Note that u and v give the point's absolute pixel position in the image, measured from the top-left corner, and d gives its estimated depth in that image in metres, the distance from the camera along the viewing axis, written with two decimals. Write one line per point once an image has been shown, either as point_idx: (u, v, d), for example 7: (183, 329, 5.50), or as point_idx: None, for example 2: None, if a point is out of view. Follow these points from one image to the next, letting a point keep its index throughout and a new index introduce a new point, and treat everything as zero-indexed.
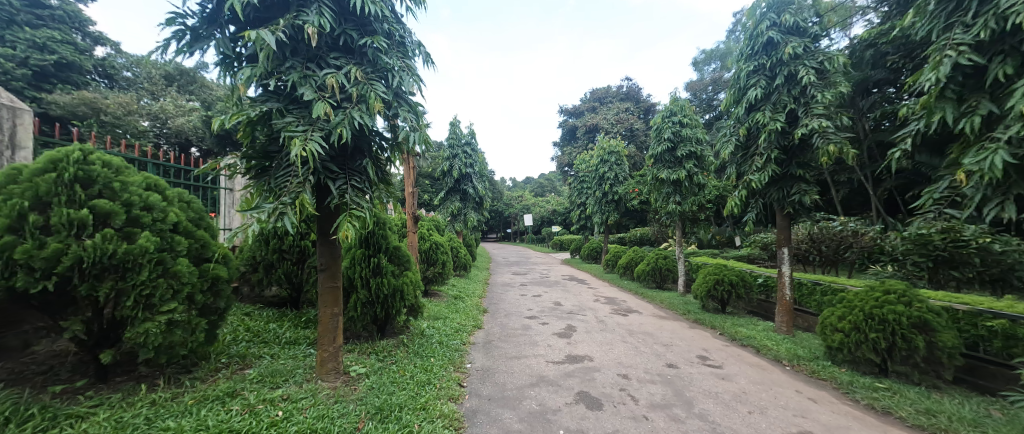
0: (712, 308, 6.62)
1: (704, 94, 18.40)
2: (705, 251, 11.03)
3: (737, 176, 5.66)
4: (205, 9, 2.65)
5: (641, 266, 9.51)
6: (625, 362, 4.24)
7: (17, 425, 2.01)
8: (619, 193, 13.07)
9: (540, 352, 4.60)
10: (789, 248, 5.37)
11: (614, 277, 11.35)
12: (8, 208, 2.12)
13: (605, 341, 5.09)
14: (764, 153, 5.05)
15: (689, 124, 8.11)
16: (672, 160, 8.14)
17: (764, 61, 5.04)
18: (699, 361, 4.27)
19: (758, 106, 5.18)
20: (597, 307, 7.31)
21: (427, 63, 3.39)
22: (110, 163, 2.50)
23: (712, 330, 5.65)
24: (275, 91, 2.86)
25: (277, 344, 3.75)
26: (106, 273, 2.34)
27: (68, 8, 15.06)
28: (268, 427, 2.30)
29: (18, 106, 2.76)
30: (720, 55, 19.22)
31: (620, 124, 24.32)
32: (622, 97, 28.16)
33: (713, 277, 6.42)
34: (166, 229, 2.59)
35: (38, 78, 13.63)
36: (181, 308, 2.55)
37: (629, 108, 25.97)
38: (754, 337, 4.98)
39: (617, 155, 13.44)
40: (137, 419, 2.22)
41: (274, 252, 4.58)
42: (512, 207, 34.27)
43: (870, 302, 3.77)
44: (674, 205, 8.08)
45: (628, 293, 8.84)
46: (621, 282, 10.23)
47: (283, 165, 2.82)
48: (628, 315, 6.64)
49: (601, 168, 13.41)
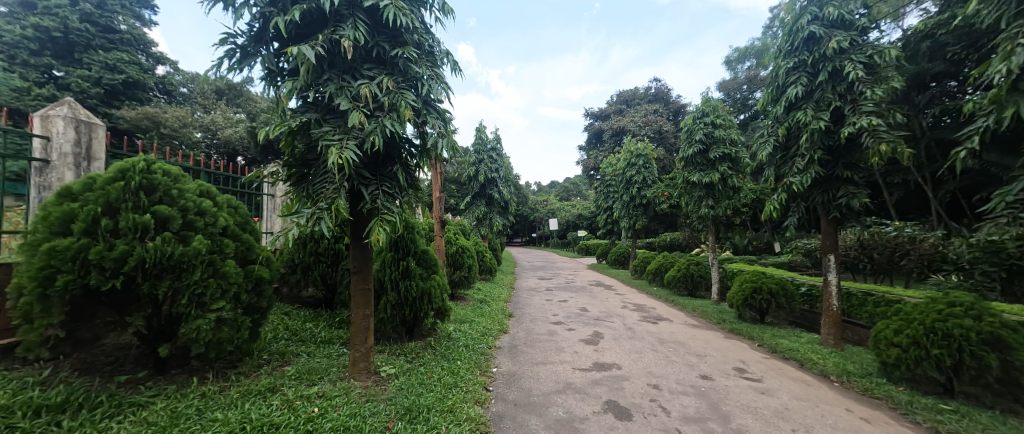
0: (750, 318, 6.35)
1: (738, 93, 17.89)
2: (740, 258, 10.58)
3: (775, 179, 5.44)
4: (253, 28, 2.85)
5: (671, 272, 9.26)
6: (656, 371, 4.14)
7: (88, 411, 2.22)
8: (647, 196, 12.82)
9: (567, 359, 4.58)
10: (835, 255, 5.09)
11: (642, 283, 11.13)
12: (84, 213, 2.35)
13: (634, 349, 4.98)
14: (806, 154, 4.82)
15: (722, 125, 7.88)
16: (704, 162, 7.90)
17: (805, 57, 4.83)
18: (736, 374, 4.11)
19: (800, 105, 4.96)
20: (624, 314, 7.18)
21: (456, 70, 3.49)
22: (170, 172, 2.73)
23: (749, 341, 5.42)
24: (313, 102, 3.02)
25: (313, 343, 3.94)
26: (164, 272, 2.54)
27: (136, 32, 16.70)
28: (305, 422, 2.41)
29: (95, 122, 3.04)
30: (754, 52, 18.48)
31: (649, 126, 23.89)
32: (651, 99, 27.91)
33: (751, 286, 6.16)
34: (216, 232, 2.79)
35: (109, 96, 15.06)
36: (229, 307, 2.74)
37: (658, 109, 25.48)
38: (797, 350, 4.73)
39: (645, 158, 13.20)
40: (189, 409, 2.40)
41: (310, 254, 4.82)
42: (538, 211, 34.32)
43: (930, 314, 3.52)
44: (706, 209, 7.81)
45: (658, 301, 8.61)
46: (651, 289, 9.97)
47: (321, 172, 2.98)
48: (658, 323, 6.48)
49: (628, 171, 13.20)
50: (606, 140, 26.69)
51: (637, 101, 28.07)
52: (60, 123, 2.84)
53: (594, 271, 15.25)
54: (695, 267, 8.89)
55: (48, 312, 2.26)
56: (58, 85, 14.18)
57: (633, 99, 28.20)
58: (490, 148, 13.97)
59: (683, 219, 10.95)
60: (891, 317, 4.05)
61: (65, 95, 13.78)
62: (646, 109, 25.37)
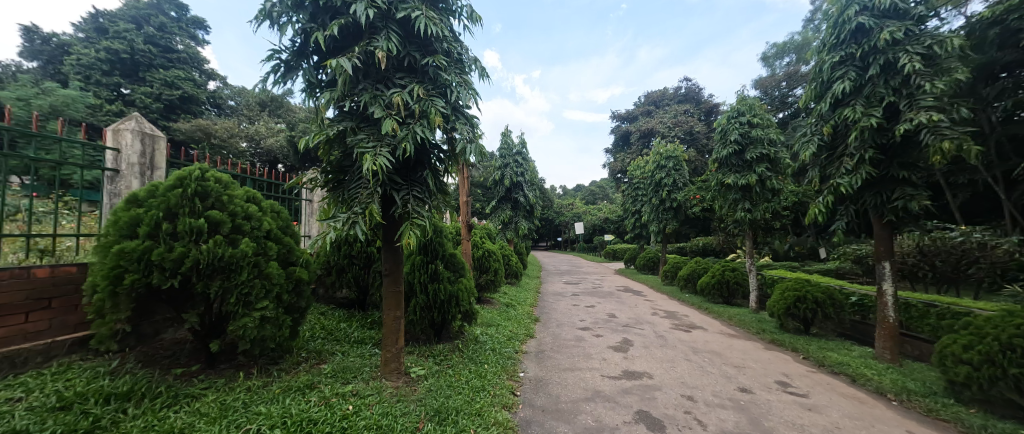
0: (793, 329, 6.03)
1: (776, 90, 17.08)
2: (781, 264, 10.08)
3: (820, 181, 5.17)
4: (295, 43, 3.02)
5: (704, 279, 8.95)
6: (691, 382, 4.02)
7: (150, 400, 2.41)
8: (677, 200, 12.48)
9: (595, 366, 4.52)
10: (891, 262, 4.77)
11: (673, 289, 10.82)
12: (149, 218, 2.56)
13: (666, 358, 4.85)
14: (856, 153, 4.55)
15: (759, 124, 7.57)
16: (739, 163, 7.61)
17: (853, 50, 4.57)
18: (778, 387, 3.92)
19: (847, 101, 4.70)
20: (656, 322, 7.00)
21: (484, 76, 3.56)
22: (221, 179, 2.94)
23: (793, 353, 5.15)
24: (349, 111, 3.16)
25: (347, 343, 4.10)
26: (216, 273, 2.72)
27: (191, 51, 18.22)
28: (341, 419, 2.51)
29: (158, 134, 3.30)
30: (794, 46, 17.62)
31: (679, 127, 23.29)
32: (681, 99, 27.22)
33: (793, 294, 5.86)
34: (261, 236, 2.97)
35: (167, 110, 16.35)
36: (271, 306, 2.89)
37: (689, 109, 24.76)
38: (847, 364, 4.45)
39: (676, 160, 12.89)
40: (237, 403, 2.55)
41: (344, 257, 5.03)
42: (564, 215, 34.14)
43: (1007, 330, 3.22)
44: (742, 212, 7.51)
45: (691, 308, 8.34)
46: (683, 296, 9.68)
47: (356, 178, 3.11)
48: (691, 331, 6.29)
49: (657, 174, 12.92)
50: (634, 142, 26.22)
51: (666, 102, 27.46)
52: (128, 136, 3.11)
53: (622, 276, 14.98)
54: (730, 274, 8.55)
55: (117, 308, 2.48)
56: (124, 101, 15.51)
57: (663, 100, 27.59)
58: (516, 152, 14.08)
59: (717, 223, 10.57)
60: (959, 331, 3.75)
61: (131, 110, 15.11)
62: (676, 110, 24.73)
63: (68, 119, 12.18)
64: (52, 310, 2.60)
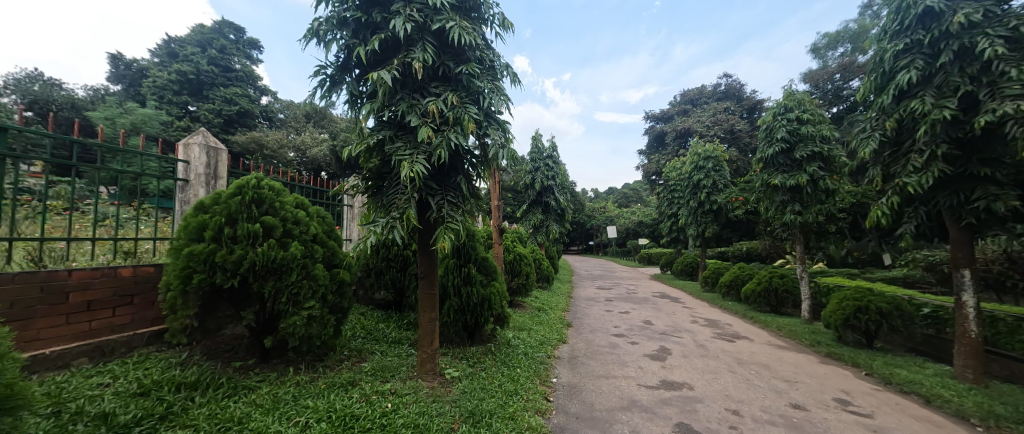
0: (853, 342, 5.62)
1: (829, 83, 16.00)
2: (836, 271, 9.42)
3: (882, 181, 4.82)
4: (339, 58, 3.22)
5: (749, 286, 8.53)
6: (735, 395, 3.85)
7: (214, 390, 2.63)
8: (718, 202, 11.99)
9: (631, 374, 4.43)
10: (972, 270, 4.38)
11: (714, 296, 10.38)
12: (213, 224, 2.81)
13: (708, 369, 4.67)
14: (926, 149, 4.19)
15: (809, 120, 7.15)
16: (787, 163, 7.21)
17: (920, 37, 4.24)
18: (837, 406, 3.67)
19: (915, 92, 4.36)
20: (696, 330, 6.75)
21: (515, 82, 3.61)
22: (274, 187, 3.17)
23: (854, 369, 4.80)
24: (388, 121, 3.31)
25: (385, 342, 4.27)
26: (269, 274, 2.93)
27: (247, 70, 19.73)
28: (380, 416, 2.62)
29: (220, 147, 3.61)
30: (850, 35, 16.43)
31: (719, 126, 22.41)
32: (720, 96, 26.19)
33: (853, 305, 5.47)
34: (308, 239, 3.17)
35: (227, 124, 17.78)
36: (317, 306, 3.07)
37: (730, 106, 23.75)
38: (919, 383, 4.09)
39: (715, 160, 12.42)
40: (288, 396, 2.73)
41: (382, 259, 5.25)
42: (596, 218, 33.69)
43: None
44: (791, 215, 7.10)
45: (734, 316, 7.98)
46: (725, 303, 9.27)
47: (394, 184, 3.25)
48: (735, 341, 6.02)
49: (696, 175, 12.48)
50: (670, 143, 25.44)
51: (704, 100, 26.53)
52: (196, 149, 3.42)
53: (658, 282, 14.56)
54: (778, 280, 8.10)
55: (186, 305, 2.73)
56: (191, 117, 17.03)
57: (700, 98, 26.71)
58: (547, 156, 14.11)
59: (762, 226, 10.05)
60: None
61: (197, 126, 16.57)
62: (715, 108, 23.81)
63: (144, 135, 13.55)
64: (133, 306, 2.90)
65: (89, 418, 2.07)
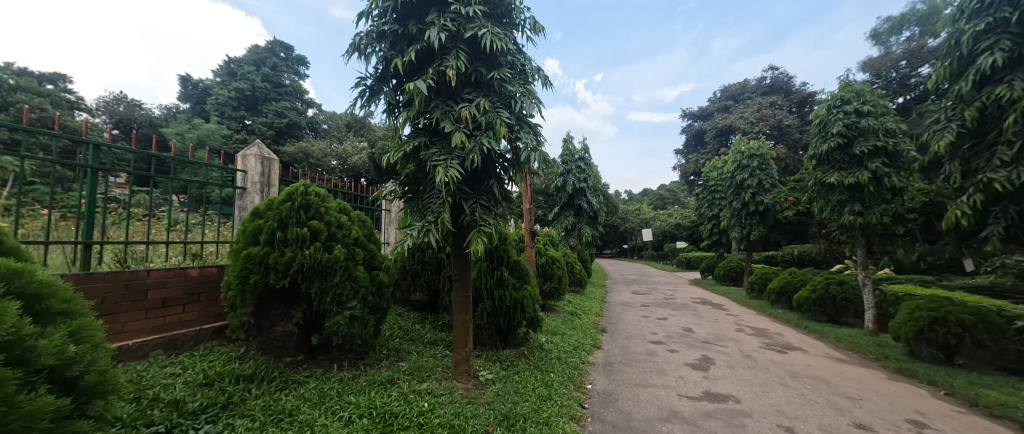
0: (929, 357, 5.13)
1: (893, 71, 14.73)
2: (904, 278, 8.63)
3: (961, 177, 4.42)
4: (378, 70, 3.39)
5: (801, 293, 8.02)
6: (788, 411, 3.64)
7: (267, 383, 2.82)
8: (764, 203, 11.40)
9: (671, 384, 4.30)
10: None
11: (761, 304, 9.85)
12: (266, 228, 3.04)
13: (757, 381, 4.45)
14: (1015, 140, 3.79)
15: (870, 113, 6.65)
16: (845, 159, 6.74)
17: (1005, 15, 3.85)
18: (908, 427, 3.38)
19: (999, 77, 3.95)
20: (743, 339, 6.44)
21: (547, 85, 3.64)
22: (320, 193, 3.37)
23: (930, 387, 4.38)
24: (423, 128, 3.43)
25: (421, 343, 4.40)
26: (315, 275, 3.12)
27: (296, 84, 21.05)
28: (417, 415, 2.72)
29: (272, 157, 3.89)
30: (917, 17, 15.02)
31: (765, 122, 21.31)
32: (766, 91, 24.97)
33: (928, 315, 5.02)
34: (351, 242, 3.34)
35: (278, 135, 19.03)
36: (358, 306, 3.22)
37: (776, 101, 22.52)
38: (1012, 407, 3.68)
39: (761, 158, 11.87)
40: (332, 391, 2.88)
41: (418, 262, 5.44)
42: (631, 221, 32.95)
43: None
44: (850, 216, 6.62)
45: (785, 326, 7.54)
46: (773, 311, 8.78)
47: (429, 190, 3.37)
48: (786, 353, 5.69)
49: (739, 175, 11.97)
50: (710, 142, 24.55)
51: (748, 95, 25.37)
52: (252, 160, 3.71)
53: (698, 287, 14.01)
54: (836, 288, 7.55)
55: (244, 303, 2.96)
56: (246, 130, 18.41)
57: (743, 94, 25.68)
58: (578, 158, 13.99)
59: (817, 228, 9.43)
60: None
61: (252, 138, 17.86)
62: (760, 103, 22.68)
63: (209, 148, 14.83)
64: (200, 303, 3.19)
65: (164, 404, 2.30)
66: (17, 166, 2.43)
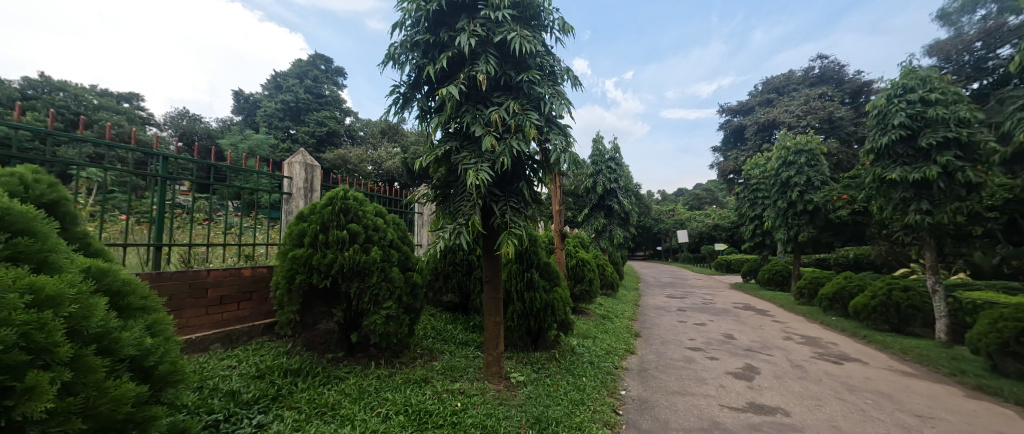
0: (1014, 373, 4.65)
1: (966, 54, 13.32)
2: (982, 284, 7.83)
3: None
4: (411, 77, 3.51)
5: (858, 299, 7.50)
6: (845, 428, 3.41)
7: (311, 377, 2.98)
8: (814, 201, 10.75)
9: (712, 393, 4.15)
10: None
11: (812, 310, 9.28)
12: (310, 231, 3.22)
13: (809, 394, 4.19)
14: None
15: (938, 101, 6.12)
16: (909, 152, 6.26)
17: None
18: None
19: None
20: (792, 348, 6.10)
21: (577, 85, 3.64)
22: (358, 198, 3.53)
23: (1016, 407, 3.96)
24: (455, 133, 3.51)
25: (454, 343, 4.50)
26: (354, 276, 3.27)
27: (334, 94, 22.05)
28: (451, 414, 2.78)
29: (314, 164, 4.10)
30: None
31: (813, 114, 20.11)
32: (814, 81, 23.59)
33: (1012, 325, 4.56)
34: (386, 244, 3.47)
35: (319, 143, 20.00)
36: (394, 306, 3.34)
37: (826, 92, 21.19)
38: None
39: (810, 153, 11.26)
40: (370, 388, 3.00)
41: (449, 264, 5.56)
42: (665, 223, 32.02)
43: None
44: (915, 215, 6.12)
45: (839, 335, 7.07)
46: (826, 319, 8.25)
47: (460, 192, 3.44)
48: (843, 364, 5.33)
49: (785, 172, 11.37)
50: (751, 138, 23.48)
51: (794, 87, 24.05)
52: (297, 167, 3.94)
53: (739, 291, 13.39)
54: (899, 294, 6.99)
55: (291, 302, 3.16)
56: (290, 139, 19.53)
57: (788, 86, 24.41)
58: (608, 158, 13.74)
59: (875, 228, 8.78)
60: None
61: (296, 147, 18.87)
62: (807, 95, 21.42)
63: (258, 157, 15.84)
64: (253, 301, 3.43)
65: (222, 393, 2.50)
66: (100, 177, 2.73)
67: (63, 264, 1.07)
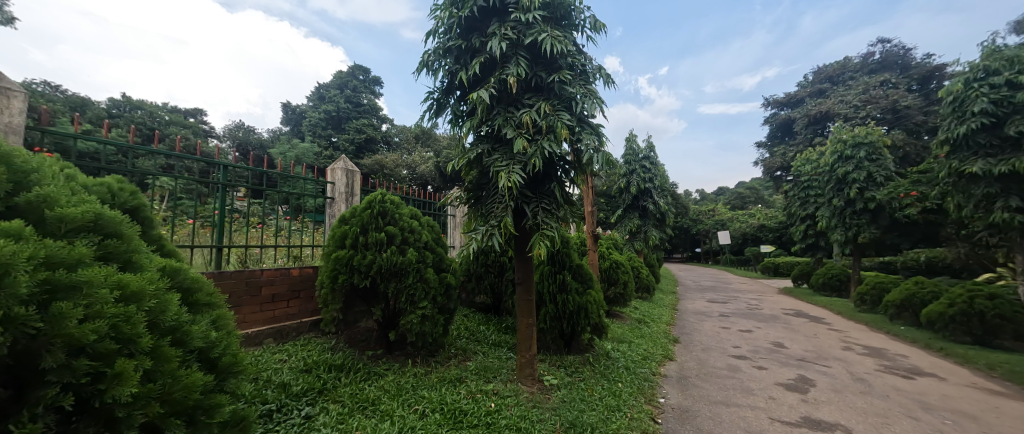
0: None
1: None
2: None
3: None
4: (443, 83, 3.61)
5: (934, 306, 6.90)
6: None
7: (352, 373, 3.13)
8: (876, 198, 9.97)
9: (760, 405, 3.95)
10: None
11: (877, 319, 8.59)
12: (351, 233, 3.39)
13: (874, 410, 3.89)
14: None
15: None
16: (993, 142, 5.68)
17: None
18: None
19: None
20: (852, 360, 5.69)
21: (609, 83, 3.60)
22: (395, 201, 3.67)
23: None
24: (487, 136, 3.57)
25: (487, 344, 4.56)
26: (392, 276, 3.40)
27: (372, 102, 22.95)
28: (486, 414, 2.83)
29: (353, 168, 4.29)
30: None
31: (874, 103, 18.65)
32: (874, 68, 21.91)
33: None
34: (421, 246, 3.58)
35: (359, 150, 20.90)
36: (428, 306, 3.44)
37: (889, 79, 19.59)
38: None
39: (873, 147, 10.49)
40: (407, 385, 3.10)
41: (482, 266, 5.65)
42: (704, 223, 30.78)
43: None
44: (1001, 212, 5.53)
45: (909, 346, 6.51)
46: (894, 329, 7.60)
47: (492, 195, 3.50)
48: (915, 379, 4.89)
49: (843, 167, 10.65)
50: (802, 131, 22.17)
51: (850, 75, 22.44)
52: (339, 173, 4.15)
53: (787, 296, 12.63)
54: (983, 303, 6.32)
55: (334, 300, 3.34)
56: (332, 147, 20.56)
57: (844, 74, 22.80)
58: (642, 157, 13.39)
59: (951, 229, 8.00)
60: None
61: (338, 154, 19.82)
62: (867, 83, 19.92)
63: (305, 165, 16.76)
64: (300, 299, 3.65)
65: (275, 385, 2.68)
66: (171, 185, 3.02)
67: (145, 262, 1.20)
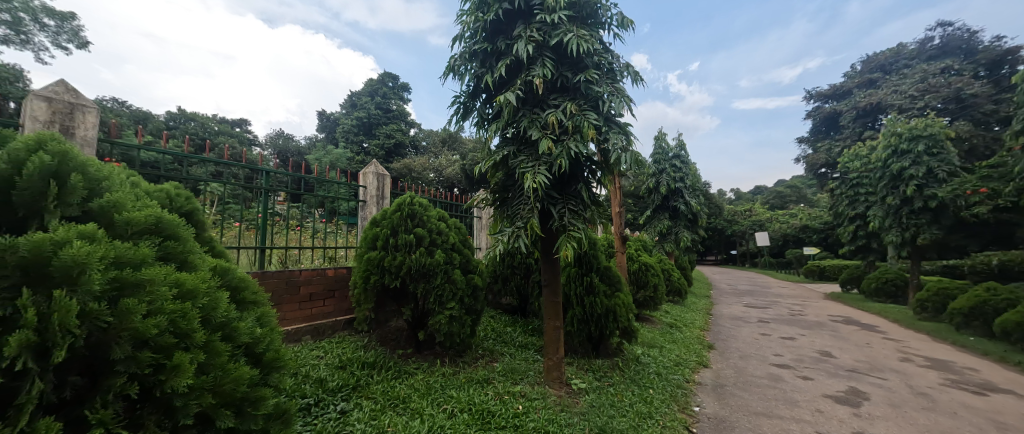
0: None
1: None
2: None
3: None
4: (469, 87, 3.67)
5: (1009, 315, 6.33)
6: None
7: (383, 371, 3.22)
8: (937, 196, 9.27)
9: (805, 418, 3.77)
10: None
11: (939, 327, 7.96)
12: (383, 235, 3.51)
13: (936, 428, 3.61)
14: None
15: None
16: None
17: None
18: None
19: None
20: (911, 372, 5.29)
21: (637, 81, 3.54)
22: (423, 203, 3.76)
23: None
24: (512, 138, 3.60)
25: (514, 346, 4.57)
26: (421, 277, 3.49)
27: (402, 108, 23.56)
28: (514, 416, 2.84)
29: (383, 172, 4.43)
30: None
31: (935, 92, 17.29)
32: (934, 54, 20.34)
33: None
34: (448, 247, 3.65)
35: (389, 154, 21.50)
36: (456, 307, 3.49)
37: (951, 65, 18.13)
38: None
39: (934, 139, 9.79)
40: (436, 384, 3.17)
41: (508, 268, 5.68)
42: (739, 224, 29.56)
43: None
44: None
45: (978, 360, 5.98)
46: (964, 340, 7.00)
47: (518, 197, 3.52)
48: (988, 396, 4.48)
49: (899, 163, 9.97)
50: (851, 125, 20.90)
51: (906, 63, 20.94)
52: (370, 177, 4.32)
53: (833, 302, 11.92)
54: None
55: (366, 300, 3.47)
56: (364, 152, 21.26)
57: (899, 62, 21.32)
58: (672, 156, 13.05)
59: None
60: None
61: (369, 159, 20.47)
62: (925, 70, 18.52)
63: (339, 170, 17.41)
64: (335, 298, 3.80)
65: (312, 380, 2.81)
66: (220, 190, 3.22)
67: (198, 262, 1.30)
